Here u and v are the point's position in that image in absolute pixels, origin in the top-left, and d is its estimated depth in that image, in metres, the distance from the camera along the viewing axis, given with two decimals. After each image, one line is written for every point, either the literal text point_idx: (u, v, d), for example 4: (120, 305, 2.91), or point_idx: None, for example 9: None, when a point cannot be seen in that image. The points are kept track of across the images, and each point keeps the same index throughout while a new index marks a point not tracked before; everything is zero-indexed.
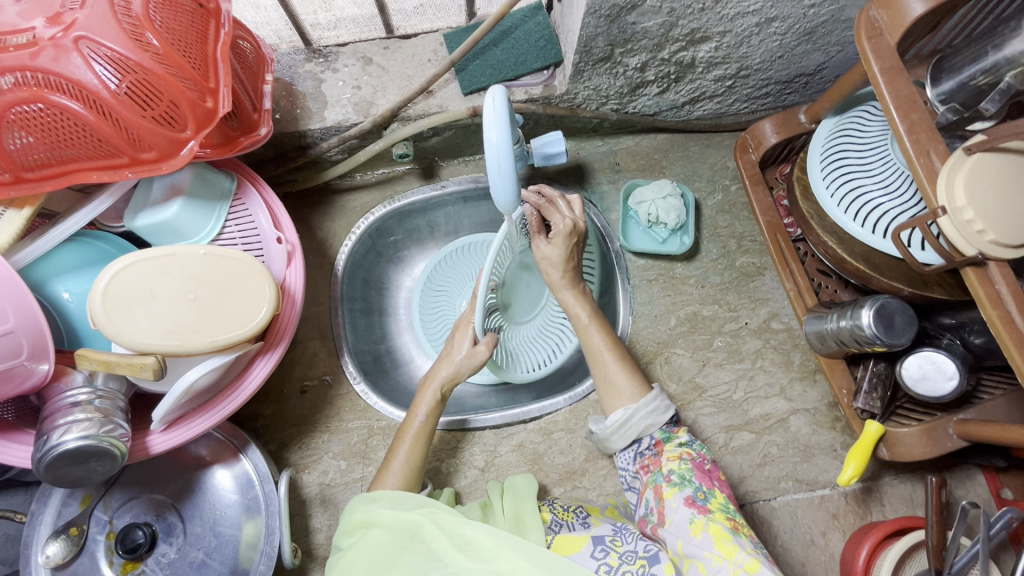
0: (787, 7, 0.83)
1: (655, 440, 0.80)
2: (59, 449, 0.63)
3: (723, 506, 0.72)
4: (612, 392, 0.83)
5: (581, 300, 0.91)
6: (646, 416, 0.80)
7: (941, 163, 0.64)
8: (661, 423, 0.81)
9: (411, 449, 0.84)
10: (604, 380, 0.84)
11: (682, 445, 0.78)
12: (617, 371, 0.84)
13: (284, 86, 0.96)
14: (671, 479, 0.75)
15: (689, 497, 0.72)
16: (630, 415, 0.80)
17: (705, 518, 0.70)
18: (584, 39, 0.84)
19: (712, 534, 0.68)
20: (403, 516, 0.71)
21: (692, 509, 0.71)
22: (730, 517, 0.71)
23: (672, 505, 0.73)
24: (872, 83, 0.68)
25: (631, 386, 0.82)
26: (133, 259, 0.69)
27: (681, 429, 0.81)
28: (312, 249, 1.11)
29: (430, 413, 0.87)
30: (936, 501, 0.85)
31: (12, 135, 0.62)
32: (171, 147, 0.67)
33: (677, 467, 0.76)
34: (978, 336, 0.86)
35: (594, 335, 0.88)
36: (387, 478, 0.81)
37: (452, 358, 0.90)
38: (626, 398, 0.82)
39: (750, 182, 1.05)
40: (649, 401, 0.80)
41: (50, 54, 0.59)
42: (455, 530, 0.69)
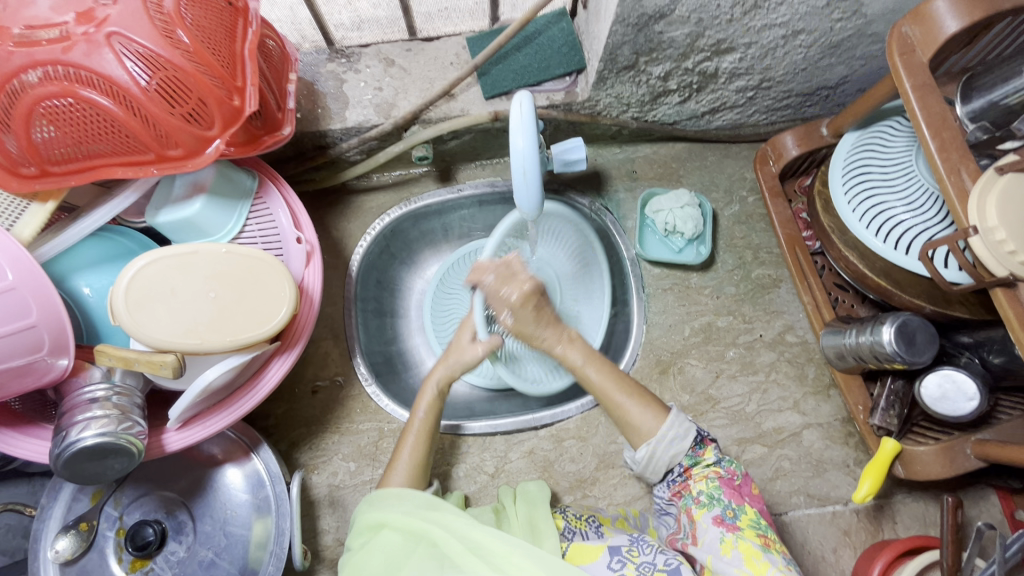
0: (814, 21, 0.82)
1: (683, 466, 0.79)
2: (78, 445, 0.63)
3: (754, 522, 0.74)
4: (631, 427, 0.82)
5: (572, 346, 0.91)
6: (669, 447, 0.78)
7: (972, 182, 0.64)
8: (686, 448, 0.79)
9: (414, 445, 0.84)
10: (619, 414, 0.83)
11: (710, 464, 0.79)
12: (631, 406, 0.82)
13: (306, 86, 0.96)
14: (700, 499, 0.76)
15: (718, 516, 0.74)
16: (654, 450, 0.78)
17: (734, 536, 0.71)
18: (609, 47, 0.84)
19: (741, 552, 0.70)
20: (411, 519, 0.70)
21: (722, 528, 0.72)
22: (761, 534, 0.72)
23: (703, 526, 0.74)
24: (902, 99, 0.68)
25: (651, 418, 0.80)
26: (155, 256, 0.68)
27: (709, 448, 0.80)
28: (327, 248, 1.10)
29: (431, 409, 0.87)
30: (952, 521, 0.84)
31: (39, 128, 0.62)
32: (197, 145, 0.67)
33: (705, 487, 0.77)
34: (998, 355, 0.85)
35: (591, 373, 0.87)
36: (392, 477, 0.80)
37: (449, 356, 0.92)
38: (646, 432, 0.80)
39: (769, 194, 1.05)
40: (667, 430, 0.79)
41: (83, 49, 0.59)
42: (466, 534, 0.68)
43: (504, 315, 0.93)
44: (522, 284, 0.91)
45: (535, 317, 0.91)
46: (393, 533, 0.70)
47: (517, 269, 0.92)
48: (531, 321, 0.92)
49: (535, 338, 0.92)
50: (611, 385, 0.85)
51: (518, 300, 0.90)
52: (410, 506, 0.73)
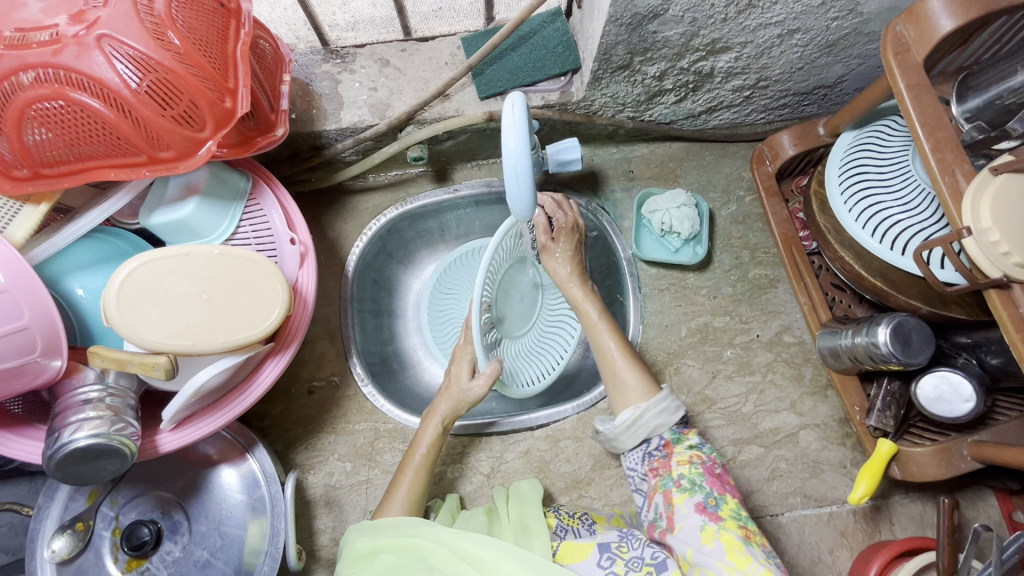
0: (810, 19, 0.82)
1: (665, 441, 0.81)
2: (70, 446, 0.63)
3: (735, 513, 0.72)
4: (621, 392, 0.84)
5: (590, 299, 0.96)
6: (655, 416, 0.81)
7: (966, 182, 0.64)
8: (671, 424, 0.82)
9: (411, 483, 0.83)
10: (613, 381, 0.86)
11: (692, 447, 0.79)
12: (626, 372, 0.86)
13: (301, 87, 0.96)
14: (681, 483, 0.76)
15: (700, 504, 0.73)
16: (639, 416, 0.81)
17: (716, 526, 0.70)
18: (604, 47, 0.83)
19: (723, 543, 0.69)
20: (405, 539, 0.71)
21: (704, 515, 0.72)
22: (743, 525, 0.71)
23: (683, 511, 0.73)
24: (896, 99, 0.67)
25: (641, 387, 0.84)
26: (147, 258, 0.69)
27: (691, 431, 0.82)
28: (323, 248, 1.10)
29: (432, 445, 0.87)
30: (947, 523, 0.84)
31: (31, 130, 0.62)
32: (189, 147, 0.67)
33: (687, 471, 0.76)
34: (995, 356, 0.85)
35: (604, 338, 0.90)
36: (389, 508, 0.81)
37: (451, 390, 0.91)
38: (635, 398, 0.83)
39: (766, 194, 1.05)
40: (655, 402, 0.81)
41: (73, 52, 0.59)
42: (455, 542, 0.69)
43: (526, 254, 0.94)
44: (565, 222, 1.02)
45: (569, 255, 1.00)
46: (387, 555, 0.70)
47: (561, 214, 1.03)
48: (564, 262, 1.00)
49: (563, 275, 0.98)
50: (614, 350, 0.88)
51: (548, 243, 1.01)
52: (403, 527, 0.73)
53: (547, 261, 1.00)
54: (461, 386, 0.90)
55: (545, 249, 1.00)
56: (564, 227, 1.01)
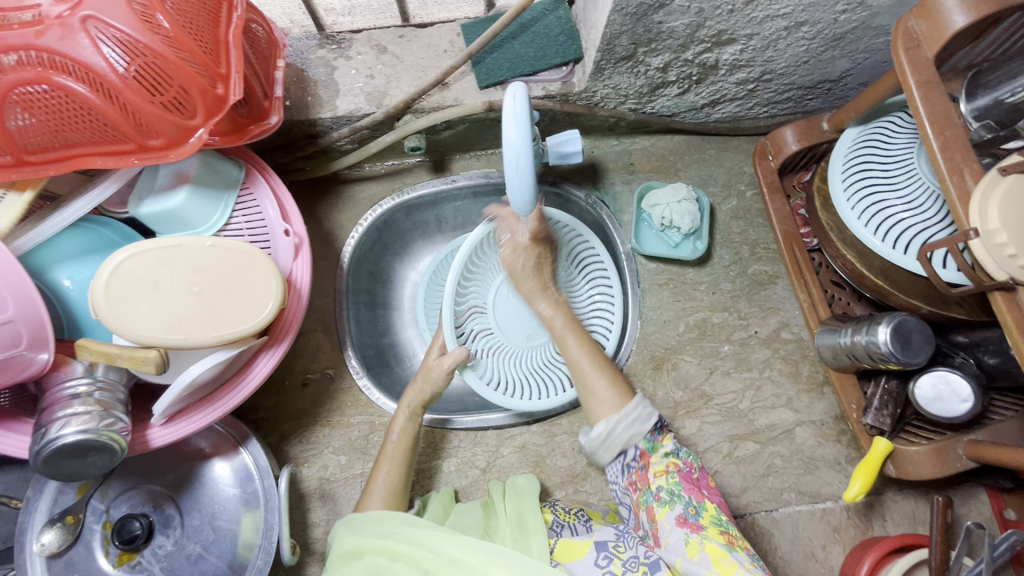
0: (818, 12, 0.80)
1: (640, 451, 0.77)
2: (58, 443, 0.62)
3: (715, 519, 0.72)
4: (593, 403, 0.81)
5: (557, 308, 0.89)
6: (629, 426, 0.77)
7: (974, 183, 0.63)
8: (646, 432, 0.77)
9: (388, 474, 0.84)
10: (585, 386, 0.82)
11: (668, 455, 0.77)
12: (598, 381, 0.81)
13: (296, 72, 0.93)
14: (660, 496, 0.74)
15: (681, 515, 0.72)
16: (614, 425, 0.77)
17: (699, 538, 0.69)
18: (607, 37, 0.81)
19: (708, 554, 0.68)
20: (388, 540, 0.70)
21: (685, 528, 0.70)
22: (725, 533, 0.70)
23: (666, 527, 0.72)
24: (907, 96, 0.66)
25: (613, 397, 0.80)
26: (136, 249, 0.67)
27: (666, 436, 0.79)
28: (319, 239, 1.09)
29: (402, 432, 0.87)
30: (941, 521, 0.84)
31: (12, 114, 0.59)
32: (179, 134, 0.65)
33: (665, 482, 0.75)
34: (993, 356, 0.84)
35: (571, 345, 0.86)
36: (370, 502, 0.81)
37: (420, 380, 0.91)
38: (608, 408, 0.79)
39: (768, 189, 1.04)
40: (630, 411, 0.77)
41: (57, 33, 0.57)
42: (442, 547, 0.68)
43: (507, 238, 0.90)
44: (529, 233, 0.90)
45: (531, 268, 0.90)
46: (376, 555, 0.69)
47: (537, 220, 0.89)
48: (528, 277, 0.90)
49: (527, 288, 0.90)
50: (585, 359, 0.84)
51: (512, 255, 0.90)
52: (385, 524, 0.74)
53: (510, 271, 0.90)
54: (428, 369, 0.91)
55: (515, 229, 0.89)
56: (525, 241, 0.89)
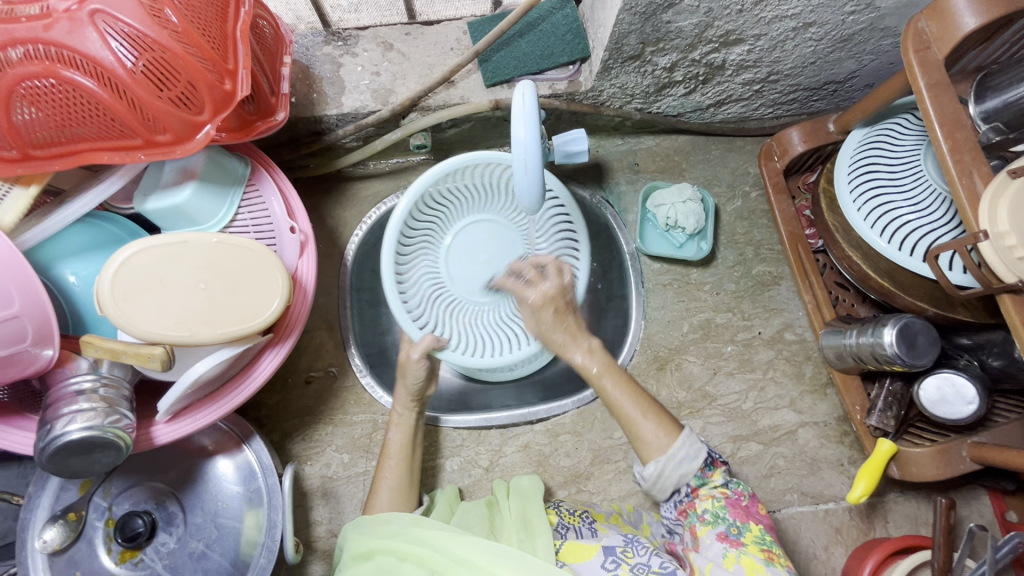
0: (826, 12, 0.80)
1: (691, 487, 0.76)
2: (62, 439, 0.62)
3: (759, 538, 0.71)
4: (641, 442, 0.78)
5: (593, 355, 0.85)
6: (679, 466, 0.76)
7: (984, 185, 0.63)
8: (696, 469, 0.76)
9: (398, 468, 0.85)
10: (633, 431, 0.79)
11: (717, 486, 0.76)
12: (645, 423, 0.78)
13: (301, 69, 0.93)
14: (705, 517, 0.74)
15: (722, 533, 0.72)
16: (663, 468, 0.76)
17: (738, 551, 0.70)
18: (615, 36, 0.81)
19: (744, 566, 0.68)
20: (395, 540, 0.70)
21: (726, 543, 0.71)
22: (765, 548, 0.70)
23: (706, 542, 0.72)
24: (916, 98, 0.66)
25: (662, 436, 0.77)
26: (142, 246, 0.66)
27: (717, 470, 0.77)
28: (322, 236, 1.08)
29: (401, 428, 0.88)
30: (944, 523, 0.83)
31: (18, 108, 0.59)
32: (186, 130, 0.64)
33: (711, 505, 0.75)
34: (997, 358, 0.84)
35: (608, 385, 0.82)
36: (378, 501, 0.82)
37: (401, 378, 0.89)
38: (655, 448, 0.77)
39: (773, 190, 1.04)
40: (678, 449, 0.76)
41: (65, 27, 0.56)
42: (448, 546, 0.68)
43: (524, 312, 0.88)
44: (549, 285, 0.86)
45: (556, 321, 0.85)
46: (385, 555, 0.69)
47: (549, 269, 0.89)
48: (555, 327, 0.85)
49: (558, 339, 0.85)
50: (629, 403, 0.80)
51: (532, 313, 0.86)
52: (392, 525, 0.73)
53: (534, 330, 0.87)
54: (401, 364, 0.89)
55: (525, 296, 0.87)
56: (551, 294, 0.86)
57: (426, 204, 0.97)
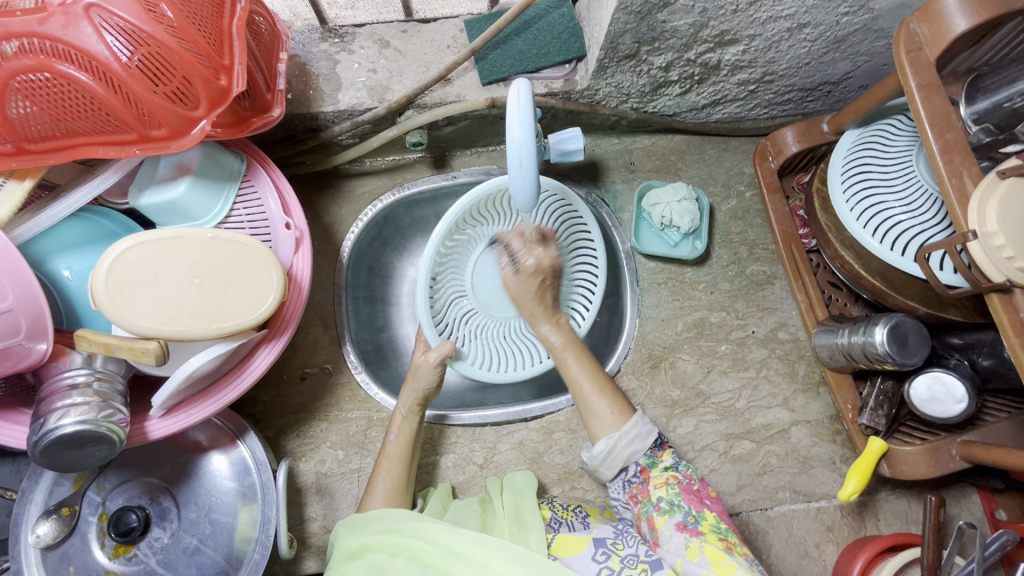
0: (821, 14, 0.80)
1: (640, 467, 0.78)
2: (57, 433, 0.62)
3: (715, 527, 0.72)
4: (592, 420, 0.81)
5: (559, 331, 0.89)
6: (629, 443, 0.78)
7: (973, 185, 0.63)
8: (645, 448, 0.78)
9: (388, 475, 0.84)
10: (584, 404, 0.82)
11: (668, 469, 0.78)
12: (598, 400, 0.81)
13: (298, 66, 0.93)
14: (660, 505, 0.75)
15: (680, 523, 0.72)
16: (614, 444, 0.78)
17: (698, 541, 0.69)
18: (612, 36, 0.82)
19: (707, 556, 0.67)
20: (390, 535, 0.70)
21: (685, 533, 0.71)
22: (723, 537, 0.70)
23: (666, 533, 0.72)
24: (907, 99, 0.67)
25: (613, 416, 0.80)
26: (137, 240, 0.66)
27: (666, 451, 0.80)
28: (318, 233, 1.08)
29: (400, 432, 0.88)
30: (933, 520, 0.84)
31: (13, 102, 0.59)
32: (182, 125, 0.65)
33: (665, 492, 0.75)
34: (987, 358, 0.85)
35: (569, 360, 0.86)
36: (371, 501, 0.81)
37: (413, 383, 0.90)
38: (608, 425, 0.80)
39: (767, 190, 1.04)
40: (631, 427, 0.78)
41: (60, 21, 0.56)
42: (443, 539, 0.68)
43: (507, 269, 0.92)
44: (541, 255, 0.90)
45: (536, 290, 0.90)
46: (379, 552, 0.69)
47: (540, 240, 0.92)
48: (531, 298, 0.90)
49: (531, 311, 0.90)
50: (586, 378, 0.83)
51: (516, 279, 0.90)
52: (386, 521, 0.73)
53: (511, 295, 0.91)
54: (416, 367, 0.91)
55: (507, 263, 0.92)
56: (531, 267, 0.89)
57: (467, 215, 0.96)
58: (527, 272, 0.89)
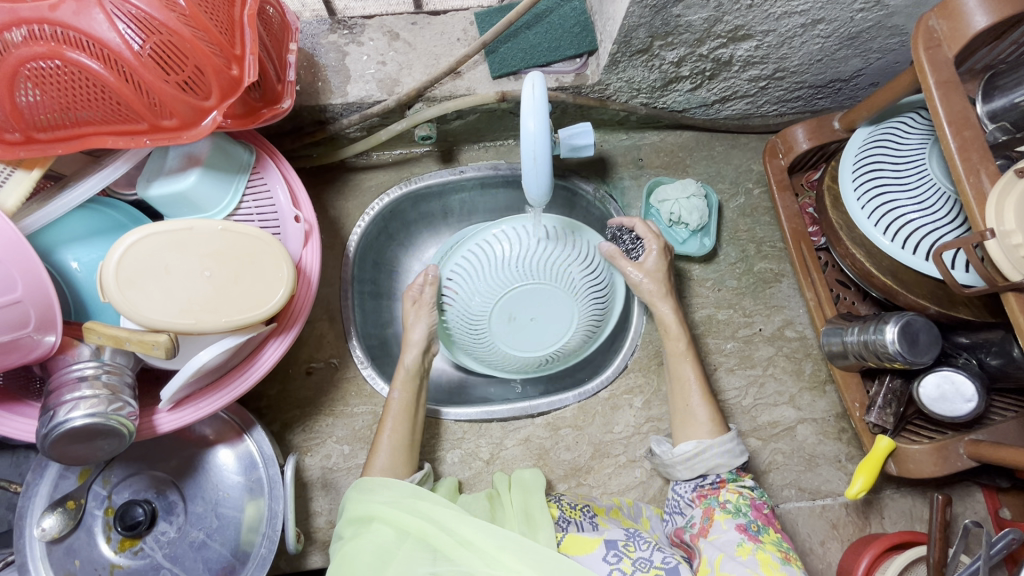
0: (835, 10, 0.80)
1: (722, 478, 0.82)
2: (66, 426, 0.61)
3: (776, 541, 0.74)
4: (686, 423, 0.86)
5: (678, 329, 0.91)
6: (720, 454, 0.82)
7: (991, 184, 0.63)
8: (732, 465, 0.82)
9: (395, 427, 0.85)
10: (682, 411, 0.87)
11: (744, 486, 0.81)
12: (699, 405, 0.86)
13: (306, 57, 0.92)
14: (725, 505, 0.78)
15: (742, 525, 0.75)
16: (703, 448, 0.82)
17: (754, 545, 0.72)
18: (624, 29, 0.81)
19: (758, 558, 0.70)
20: (401, 512, 0.70)
21: (743, 534, 0.73)
22: (782, 550, 0.72)
23: (722, 526, 0.76)
24: (925, 96, 0.66)
25: (709, 425, 0.85)
26: (147, 231, 0.65)
27: (746, 475, 0.83)
28: (324, 227, 1.07)
29: (404, 388, 0.89)
30: (940, 519, 0.84)
31: (22, 90, 0.58)
32: (193, 116, 0.64)
33: (735, 498, 0.79)
34: (995, 357, 0.85)
35: (685, 367, 0.89)
36: (377, 459, 0.83)
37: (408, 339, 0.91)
38: (701, 430, 0.85)
39: (777, 187, 1.04)
40: (724, 443, 0.82)
41: (71, 8, 0.55)
42: (454, 527, 0.68)
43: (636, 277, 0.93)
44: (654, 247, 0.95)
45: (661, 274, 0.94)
46: (384, 525, 0.69)
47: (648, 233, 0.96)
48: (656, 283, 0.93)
49: (653, 292, 0.93)
50: (695, 382, 0.88)
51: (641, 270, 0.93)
52: (397, 494, 0.74)
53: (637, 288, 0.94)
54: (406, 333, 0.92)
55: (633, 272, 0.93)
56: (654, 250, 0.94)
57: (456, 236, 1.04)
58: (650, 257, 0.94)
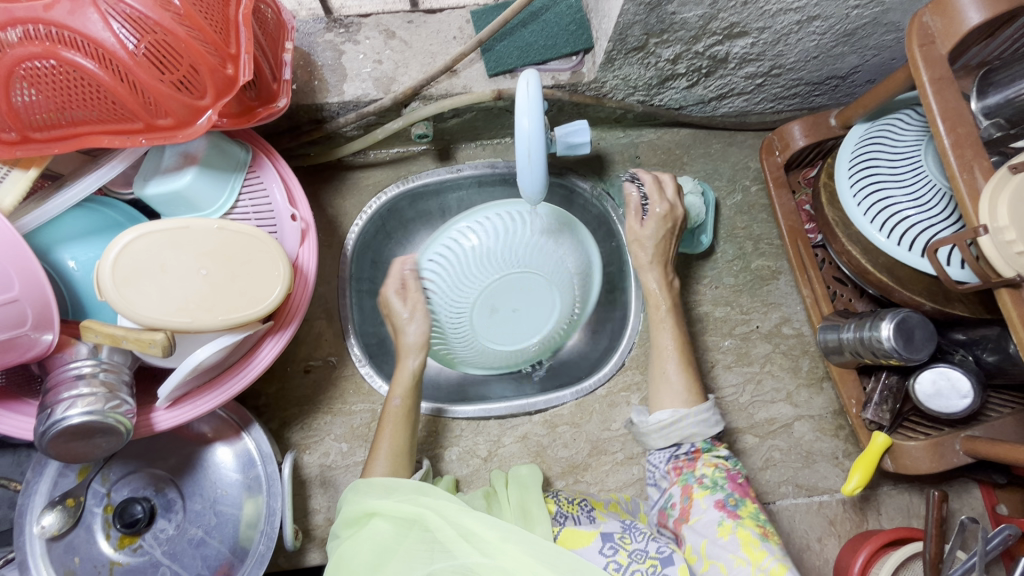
0: (831, 7, 0.80)
1: (695, 448, 0.82)
2: (64, 423, 0.62)
3: (754, 514, 0.74)
4: (663, 392, 0.84)
5: (665, 291, 0.92)
6: (693, 424, 0.81)
7: (985, 180, 0.63)
8: (706, 435, 0.82)
9: (394, 434, 0.85)
10: (659, 376, 0.86)
11: (719, 456, 0.81)
12: (676, 372, 0.85)
13: (302, 56, 0.92)
14: (702, 481, 0.78)
15: (720, 501, 0.75)
16: (679, 417, 0.81)
17: (734, 523, 0.73)
18: (619, 27, 0.81)
19: (739, 538, 0.71)
20: (404, 504, 0.70)
21: (722, 512, 0.74)
22: (760, 525, 0.73)
23: (701, 506, 0.75)
24: (919, 92, 0.66)
25: (687, 395, 0.83)
26: (143, 230, 0.66)
27: (721, 444, 0.83)
28: (322, 226, 1.08)
29: (405, 396, 0.88)
30: (936, 515, 0.84)
31: (18, 90, 0.58)
32: (188, 114, 0.64)
33: (711, 472, 0.78)
34: (991, 354, 0.85)
35: (664, 334, 0.89)
36: (376, 465, 0.82)
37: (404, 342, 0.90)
38: (677, 401, 0.83)
39: (773, 185, 1.04)
40: (697, 413, 0.81)
41: (66, 8, 0.56)
42: (459, 519, 0.68)
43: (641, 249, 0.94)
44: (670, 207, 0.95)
45: (659, 241, 0.94)
46: (383, 521, 0.69)
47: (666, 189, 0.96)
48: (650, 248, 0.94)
49: (644, 258, 0.94)
50: (672, 346, 0.87)
51: (642, 226, 0.94)
52: (400, 490, 0.73)
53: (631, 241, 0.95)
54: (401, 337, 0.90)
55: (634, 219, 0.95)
56: (660, 214, 0.94)
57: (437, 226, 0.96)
58: (655, 219, 0.94)
